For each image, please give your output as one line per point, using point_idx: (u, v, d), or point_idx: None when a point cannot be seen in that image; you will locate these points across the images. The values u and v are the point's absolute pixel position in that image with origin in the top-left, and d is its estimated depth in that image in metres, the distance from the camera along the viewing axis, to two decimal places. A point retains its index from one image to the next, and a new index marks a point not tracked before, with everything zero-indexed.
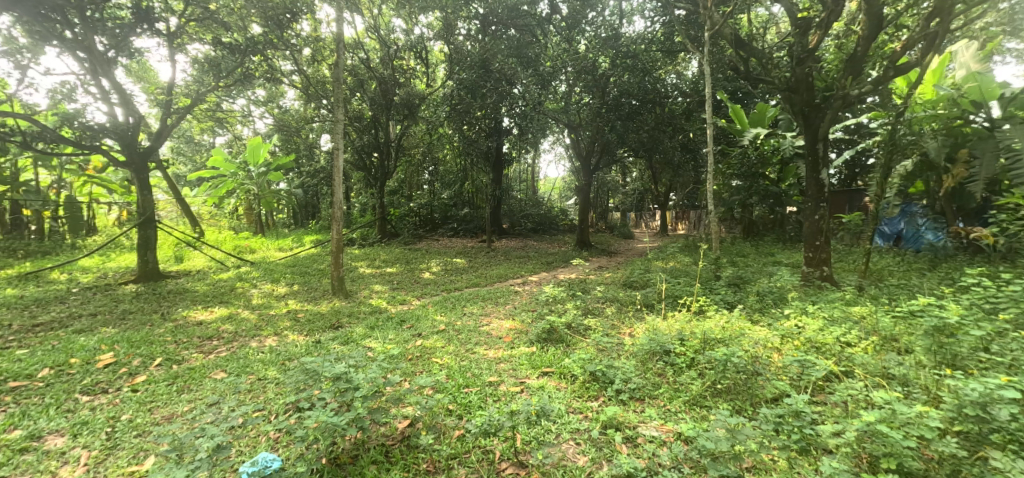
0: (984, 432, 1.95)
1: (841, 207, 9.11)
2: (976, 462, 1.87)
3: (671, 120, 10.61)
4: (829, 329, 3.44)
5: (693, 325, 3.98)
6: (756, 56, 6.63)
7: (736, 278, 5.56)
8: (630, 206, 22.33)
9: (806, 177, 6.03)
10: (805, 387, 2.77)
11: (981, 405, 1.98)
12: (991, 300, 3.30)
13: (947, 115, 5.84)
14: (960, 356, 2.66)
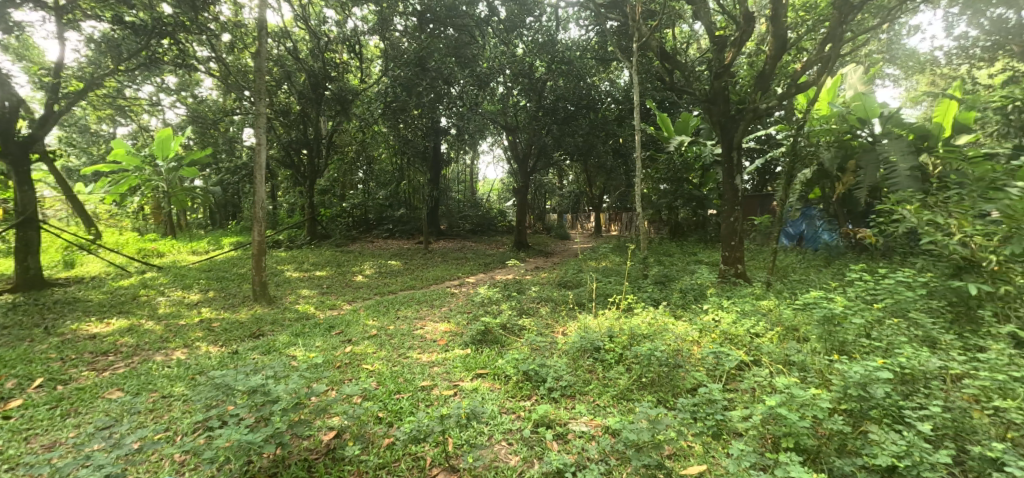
0: (865, 409, 2.18)
1: (753, 210, 9.96)
2: (858, 435, 2.09)
3: (604, 126, 11.03)
4: (741, 322, 3.73)
5: (622, 321, 4.15)
6: (679, 69, 7.10)
7: (662, 276, 5.89)
8: (566, 207, 22.96)
9: (723, 182, 6.52)
10: (719, 376, 2.98)
11: (862, 385, 2.23)
12: (872, 292, 3.75)
13: (839, 129, 6.57)
14: (847, 342, 3.00)
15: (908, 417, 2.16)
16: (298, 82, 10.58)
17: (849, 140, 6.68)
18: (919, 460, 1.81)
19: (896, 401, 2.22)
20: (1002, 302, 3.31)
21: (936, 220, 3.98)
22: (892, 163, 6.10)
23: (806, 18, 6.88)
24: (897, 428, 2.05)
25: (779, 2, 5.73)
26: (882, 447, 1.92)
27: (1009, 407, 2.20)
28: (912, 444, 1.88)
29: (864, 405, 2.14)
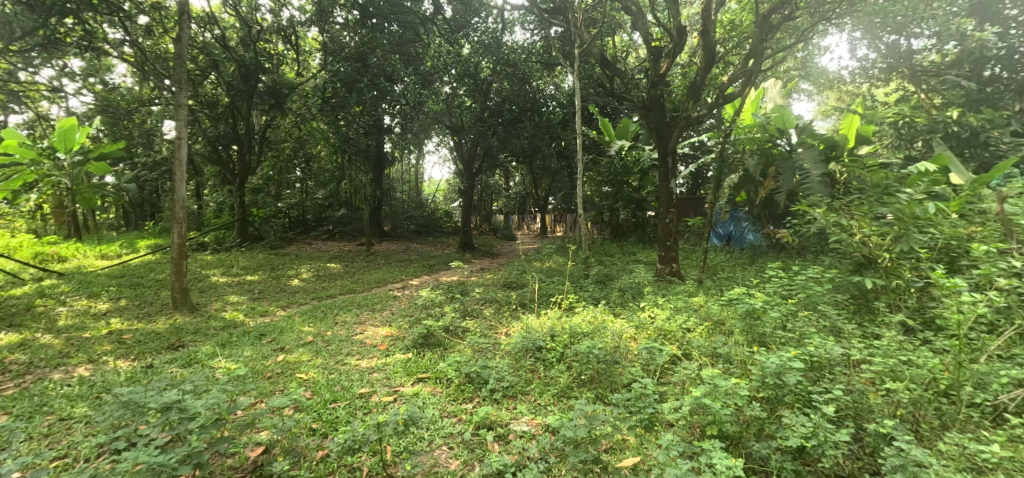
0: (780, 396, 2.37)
1: (687, 212, 10.55)
2: (773, 420, 2.27)
3: (548, 129, 11.23)
4: (673, 318, 3.93)
5: (563, 321, 4.24)
6: (619, 76, 7.35)
7: (602, 276, 6.08)
8: (513, 208, 23.12)
9: (659, 186, 6.85)
10: (653, 370, 3.12)
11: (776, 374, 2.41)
12: (787, 287, 4.10)
13: (761, 138, 7.10)
14: (765, 334, 3.25)
15: (815, 401, 2.38)
16: (226, 73, 9.85)
17: (770, 148, 7.24)
18: (823, 439, 2.00)
19: (805, 387, 2.43)
20: (893, 295, 3.73)
21: (841, 221, 4.42)
22: (805, 170, 6.68)
23: (732, 33, 7.37)
24: (805, 411, 2.26)
25: (708, 17, 6.09)
26: (794, 428, 2.10)
27: (897, 387, 2.48)
28: (818, 425, 2.06)
29: (779, 392, 2.33)
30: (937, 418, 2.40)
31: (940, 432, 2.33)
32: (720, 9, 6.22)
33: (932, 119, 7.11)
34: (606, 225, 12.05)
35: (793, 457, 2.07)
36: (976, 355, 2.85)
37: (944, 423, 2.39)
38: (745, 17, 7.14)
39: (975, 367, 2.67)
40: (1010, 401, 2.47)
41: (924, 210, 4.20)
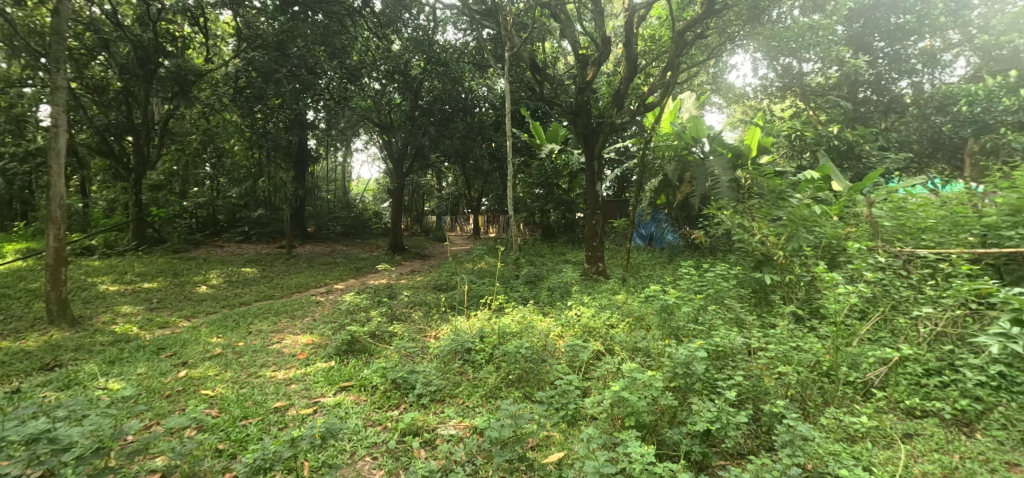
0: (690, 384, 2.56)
1: (613, 213, 11.08)
2: (683, 407, 2.44)
3: (481, 130, 11.24)
4: (598, 315, 4.10)
5: (493, 322, 4.26)
6: (548, 81, 7.55)
7: (532, 276, 6.20)
8: (445, 210, 22.89)
9: (586, 189, 7.11)
10: (578, 366, 3.23)
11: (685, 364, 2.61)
12: (699, 283, 4.44)
13: (678, 145, 7.63)
14: (679, 327, 3.50)
15: (720, 388, 2.60)
16: (119, 54, 8.67)
17: (686, 155, 7.79)
18: (726, 422, 2.19)
19: (712, 375, 2.64)
20: (786, 288, 4.17)
21: (744, 223, 4.88)
22: (716, 176, 7.27)
23: (652, 46, 7.84)
24: (712, 397, 2.46)
25: (631, 29, 6.43)
26: (701, 413, 2.28)
27: (787, 371, 2.78)
28: (721, 410, 2.25)
29: (689, 381, 2.51)
30: (820, 396, 2.72)
31: (822, 408, 2.64)
32: (641, 22, 6.59)
33: (819, 134, 8.10)
34: (537, 226, 12.32)
35: (701, 441, 2.23)
36: (850, 339, 3.27)
37: (824, 400, 2.72)
38: (663, 32, 7.63)
39: (848, 349, 3.07)
40: (875, 377, 2.86)
41: (810, 213, 4.75)
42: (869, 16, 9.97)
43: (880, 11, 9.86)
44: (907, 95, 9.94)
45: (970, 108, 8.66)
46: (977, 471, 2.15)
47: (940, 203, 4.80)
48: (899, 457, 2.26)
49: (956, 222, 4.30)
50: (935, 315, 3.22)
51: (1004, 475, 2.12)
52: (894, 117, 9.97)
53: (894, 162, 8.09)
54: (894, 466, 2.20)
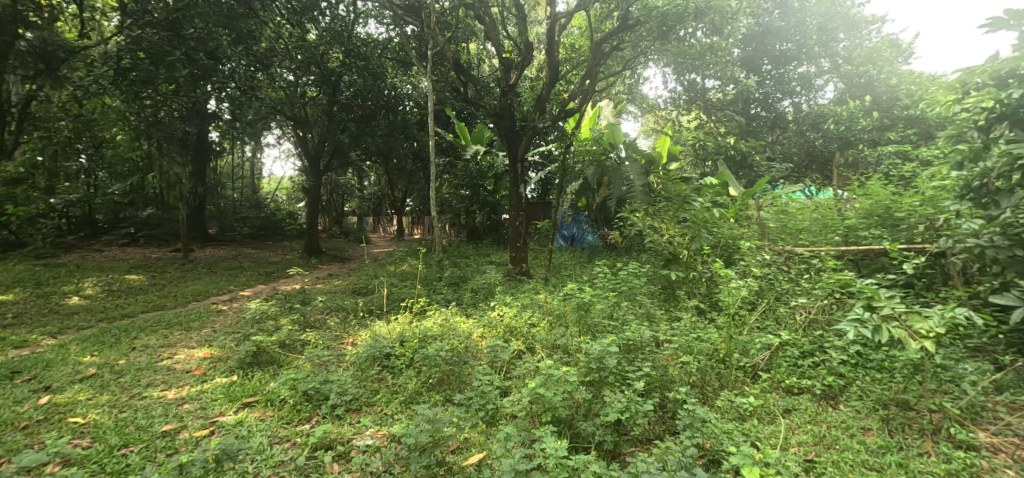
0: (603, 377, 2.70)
1: (538, 215, 11.51)
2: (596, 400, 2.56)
3: (404, 129, 10.95)
4: (520, 315, 4.18)
5: (414, 325, 4.17)
6: (473, 83, 7.53)
7: (456, 278, 6.16)
8: (366, 210, 21.95)
9: (510, 191, 7.21)
10: (499, 366, 3.27)
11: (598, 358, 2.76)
12: (613, 281, 4.68)
13: (596, 150, 8.01)
14: (594, 324, 3.67)
15: (629, 379, 2.77)
16: None
17: (604, 160, 8.19)
18: (635, 411, 2.35)
19: (621, 366, 2.81)
20: (690, 283, 4.54)
21: (654, 225, 5.26)
22: (630, 181, 7.83)
23: (572, 55, 8.16)
24: (622, 388, 2.62)
25: (552, 37, 6.63)
26: (612, 404, 2.42)
27: (688, 360, 3.03)
28: (630, 400, 2.40)
29: (601, 374, 2.65)
30: (717, 381, 3.00)
31: (718, 391, 2.91)
32: (562, 31, 6.82)
33: (719, 145, 8.98)
34: (463, 227, 12.26)
35: (612, 431, 2.36)
36: (741, 328, 3.65)
37: (721, 384, 3.00)
38: (583, 41, 7.96)
39: (740, 338, 3.42)
40: (760, 360, 3.22)
41: (709, 215, 5.24)
42: (759, 43, 11.32)
43: (767, 38, 11.19)
44: (788, 112, 11.32)
45: (837, 127, 10.24)
46: (838, 438, 2.51)
47: (812, 207, 5.56)
48: (779, 430, 2.57)
49: (824, 224, 5.04)
50: (809, 304, 3.69)
51: (857, 439, 2.51)
52: (779, 132, 11.18)
53: (778, 171, 9.23)
54: (776, 438, 2.50)
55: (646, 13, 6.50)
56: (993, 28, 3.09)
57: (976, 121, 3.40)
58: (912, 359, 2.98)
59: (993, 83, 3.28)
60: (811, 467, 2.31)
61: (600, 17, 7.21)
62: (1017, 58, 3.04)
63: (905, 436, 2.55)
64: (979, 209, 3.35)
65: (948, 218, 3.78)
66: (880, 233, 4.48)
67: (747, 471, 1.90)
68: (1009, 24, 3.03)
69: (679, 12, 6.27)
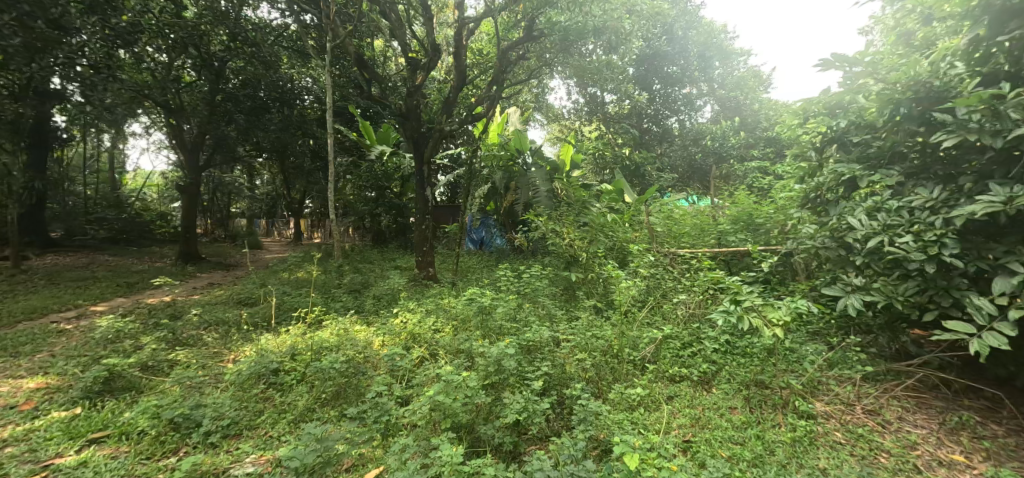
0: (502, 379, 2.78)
1: (446, 218, 11.37)
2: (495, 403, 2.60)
3: (302, 125, 10.14)
4: (423, 321, 4.10)
5: (307, 337, 3.87)
6: (377, 80, 7.20)
7: (358, 284, 5.86)
8: (257, 212, 19.95)
9: (416, 194, 7.03)
10: (399, 375, 3.16)
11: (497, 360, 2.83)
12: (518, 284, 4.78)
13: (504, 156, 8.14)
14: (495, 326, 3.72)
15: (528, 379, 2.87)
16: None
17: (512, 165, 8.32)
18: (532, 410, 2.43)
19: (521, 367, 2.90)
20: (589, 284, 4.80)
21: (556, 229, 5.49)
22: (536, 187, 7.84)
23: (480, 60, 8.21)
24: (522, 388, 2.70)
25: (460, 40, 6.60)
26: (511, 404, 2.48)
27: (584, 356, 3.20)
28: (528, 401, 2.48)
29: (502, 376, 2.71)
30: (611, 375, 3.20)
31: (611, 384, 3.11)
32: (470, 36, 6.82)
33: (616, 155, 9.68)
34: (368, 231, 11.71)
35: (512, 432, 2.42)
36: (632, 324, 3.93)
37: (614, 377, 3.21)
38: (490, 48, 8.05)
39: (631, 334, 3.69)
40: (647, 353, 3.50)
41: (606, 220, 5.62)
42: (650, 64, 12.43)
43: (656, 61, 12.40)
44: (673, 128, 12.40)
45: (713, 143, 11.64)
46: (710, 418, 2.82)
47: (692, 213, 6.21)
48: (663, 416, 2.81)
49: (702, 228, 5.69)
50: (688, 300, 4.11)
51: (725, 418, 2.84)
52: (667, 144, 12.33)
53: (665, 181, 10.21)
54: (660, 423, 2.73)
55: (550, 26, 6.76)
56: (826, 67, 3.70)
57: (814, 143, 4.04)
58: (768, 344, 3.45)
59: (825, 113, 3.91)
60: (688, 447, 2.57)
61: (507, 25, 7.35)
62: (842, 93, 3.63)
63: (762, 411, 2.95)
64: (815, 216, 4.00)
65: (794, 223, 4.47)
66: (744, 237, 5.16)
67: (630, 460, 2.00)
68: (836, 65, 3.64)
69: (580, 28, 6.62)
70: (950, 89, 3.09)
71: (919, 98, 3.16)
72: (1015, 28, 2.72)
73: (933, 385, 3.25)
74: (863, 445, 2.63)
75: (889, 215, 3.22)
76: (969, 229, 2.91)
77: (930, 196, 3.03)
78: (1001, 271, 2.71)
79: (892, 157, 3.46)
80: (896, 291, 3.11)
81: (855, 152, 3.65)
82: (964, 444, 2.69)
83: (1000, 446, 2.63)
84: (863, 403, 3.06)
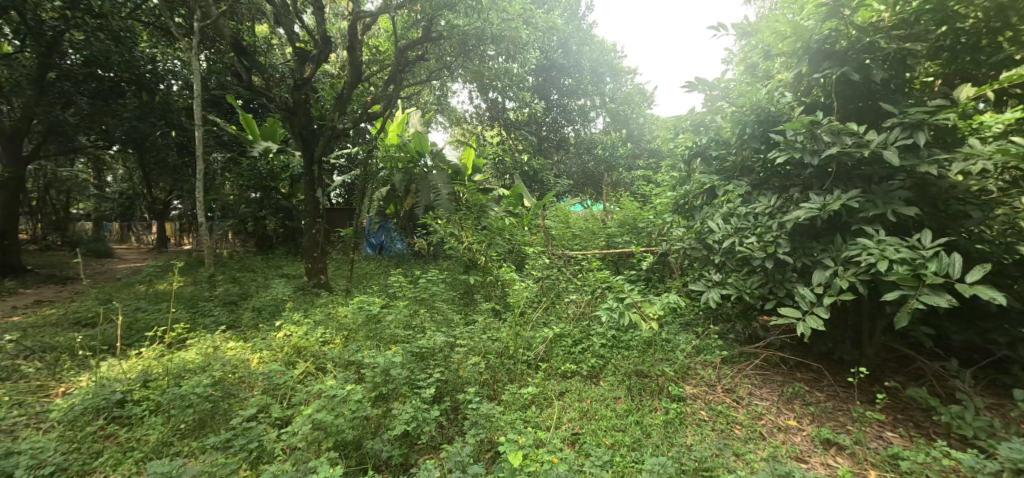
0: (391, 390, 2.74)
1: (342, 221, 10.74)
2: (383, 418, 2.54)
3: (165, 114, 8.76)
4: (309, 332, 3.81)
5: (165, 360, 3.37)
6: (258, 69, 6.51)
7: (234, 295, 5.24)
8: (107, 213, 16.88)
9: (304, 196, 6.46)
10: (277, 395, 2.91)
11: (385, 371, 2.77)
12: (414, 289, 4.65)
13: (403, 157, 7.88)
14: (386, 334, 3.60)
15: (419, 386, 2.83)
16: None
17: (412, 168, 8.06)
18: (421, 420, 2.43)
19: (411, 375, 2.87)
20: (487, 287, 4.86)
21: (454, 232, 5.48)
22: (438, 190, 7.50)
23: (377, 57, 7.87)
24: (412, 397, 2.67)
25: (354, 34, 6.26)
26: (400, 416, 2.44)
27: (478, 360, 3.23)
28: (417, 410, 2.47)
29: (390, 386, 2.67)
30: (506, 376, 3.28)
31: (505, 386, 3.19)
32: (366, 31, 6.50)
33: (515, 161, 9.96)
34: (250, 235, 10.55)
35: (401, 443, 2.40)
36: (527, 325, 4.04)
37: (509, 378, 3.28)
38: (388, 45, 7.77)
39: (525, 335, 3.79)
40: (540, 352, 3.63)
41: (504, 223, 5.75)
42: (548, 75, 13.11)
43: (554, 73, 13.07)
44: (569, 137, 13.12)
45: (604, 152, 12.41)
46: (597, 409, 3.00)
47: (584, 218, 6.60)
48: (554, 412, 2.94)
49: (591, 231, 6.09)
50: (578, 300, 4.35)
51: (610, 408, 3.05)
52: (563, 152, 13.12)
53: (562, 187, 10.79)
54: (551, 419, 2.86)
55: (449, 29, 6.68)
56: (692, 89, 4.15)
57: (682, 155, 4.53)
58: (646, 336, 3.79)
59: (691, 130, 4.44)
60: (576, 439, 2.73)
61: (406, 23, 7.14)
62: (705, 113, 4.20)
63: (641, 398, 3.22)
64: (684, 220, 4.49)
65: (667, 226, 4.99)
66: (628, 239, 5.65)
67: (513, 458, 2.07)
68: (699, 88, 4.12)
69: (479, 34, 6.67)
70: (782, 115, 3.68)
71: (760, 120, 3.71)
72: (827, 68, 3.34)
73: (775, 363, 3.83)
74: (721, 420, 3.00)
75: (739, 220, 3.73)
76: (797, 231, 3.48)
77: (769, 203, 3.54)
78: (817, 267, 3.28)
79: (742, 170, 4.02)
80: (745, 285, 3.62)
81: (715, 165, 4.17)
82: (796, 410, 3.20)
83: (821, 409, 3.18)
84: (722, 383, 3.50)
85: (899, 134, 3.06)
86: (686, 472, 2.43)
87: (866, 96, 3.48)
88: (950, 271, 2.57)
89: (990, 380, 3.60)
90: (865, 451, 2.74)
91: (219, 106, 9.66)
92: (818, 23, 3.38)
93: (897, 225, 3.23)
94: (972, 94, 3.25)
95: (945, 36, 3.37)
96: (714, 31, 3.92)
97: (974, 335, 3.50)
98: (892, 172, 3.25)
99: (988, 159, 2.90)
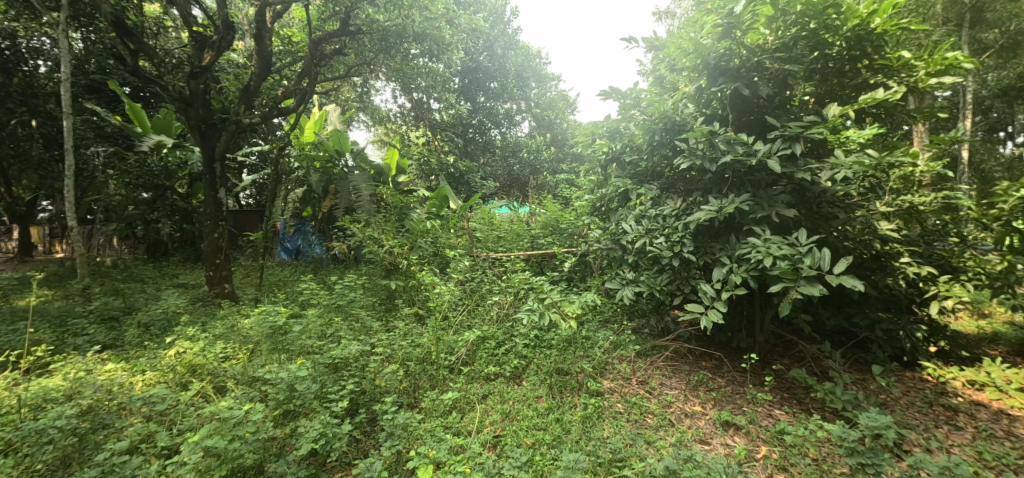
0: (295, 409, 2.65)
1: (252, 223, 10.04)
2: (287, 439, 2.44)
3: (26, 99, 7.50)
4: (207, 348, 3.45)
5: (19, 389, 2.85)
6: (146, 54, 5.70)
7: (116, 310, 4.60)
8: None
9: (203, 197, 5.82)
10: (164, 421, 2.62)
11: (289, 387, 2.70)
12: (328, 298, 4.40)
13: (320, 156, 7.36)
14: (293, 345, 3.41)
15: (331, 399, 2.79)
16: None
17: (331, 167, 7.56)
18: (331, 437, 2.41)
19: (322, 388, 2.83)
20: (408, 292, 4.73)
21: (374, 236, 5.32)
22: (358, 190, 7.13)
23: (289, 48, 7.32)
24: (320, 413, 2.62)
25: (262, 22, 5.73)
26: (306, 435, 2.39)
27: (397, 368, 3.16)
28: (326, 426, 2.46)
29: (297, 402, 2.64)
30: (428, 382, 3.24)
31: (426, 392, 3.14)
32: (276, 18, 5.99)
33: (441, 162, 9.90)
34: (140, 240, 9.35)
35: (308, 464, 2.34)
36: (448, 329, 3.98)
37: (430, 384, 3.24)
38: (301, 36, 7.28)
39: (447, 338, 3.72)
40: (462, 355, 3.60)
41: (426, 226, 5.72)
42: (473, 77, 13.16)
43: (479, 75, 13.16)
44: (496, 139, 13.15)
45: (529, 155, 12.87)
46: (519, 410, 3.03)
47: (509, 219, 6.70)
48: (476, 416, 2.94)
49: (516, 234, 6.20)
50: (501, 301, 4.36)
51: (532, 407, 3.09)
52: (489, 154, 13.09)
53: (488, 188, 10.94)
54: (473, 424, 2.86)
55: (368, 24, 6.36)
56: (606, 97, 4.28)
57: (599, 160, 4.73)
58: (566, 335, 3.90)
59: (606, 135, 4.58)
60: (498, 441, 2.76)
61: (322, 15, 6.73)
62: (619, 120, 4.33)
63: (561, 395, 3.29)
64: (600, 222, 4.71)
65: (584, 228, 5.22)
66: (551, 240, 5.86)
67: (424, 472, 2.13)
68: (613, 97, 4.25)
69: (400, 31, 6.46)
70: (686, 124, 3.95)
71: (667, 128, 3.97)
72: (723, 83, 3.67)
73: (683, 354, 4.13)
74: (636, 411, 3.16)
75: (649, 222, 3.94)
76: (698, 232, 3.80)
77: (675, 205, 3.82)
78: (716, 263, 3.60)
79: (650, 175, 4.29)
80: (655, 282, 3.85)
81: (628, 170, 4.38)
82: (700, 396, 3.48)
83: (721, 394, 3.48)
84: (636, 376, 3.69)
85: (781, 145, 3.44)
86: (600, 465, 2.52)
87: (754, 109, 3.85)
88: (821, 265, 2.94)
89: (855, 358, 4.17)
90: (757, 429, 3.04)
91: (99, 93, 8.44)
92: (714, 41, 3.72)
93: (781, 225, 3.61)
94: (838, 112, 3.74)
95: (818, 60, 3.80)
96: (627, 43, 4.11)
97: (843, 319, 4.01)
98: (776, 179, 3.64)
99: (850, 169, 3.30)
